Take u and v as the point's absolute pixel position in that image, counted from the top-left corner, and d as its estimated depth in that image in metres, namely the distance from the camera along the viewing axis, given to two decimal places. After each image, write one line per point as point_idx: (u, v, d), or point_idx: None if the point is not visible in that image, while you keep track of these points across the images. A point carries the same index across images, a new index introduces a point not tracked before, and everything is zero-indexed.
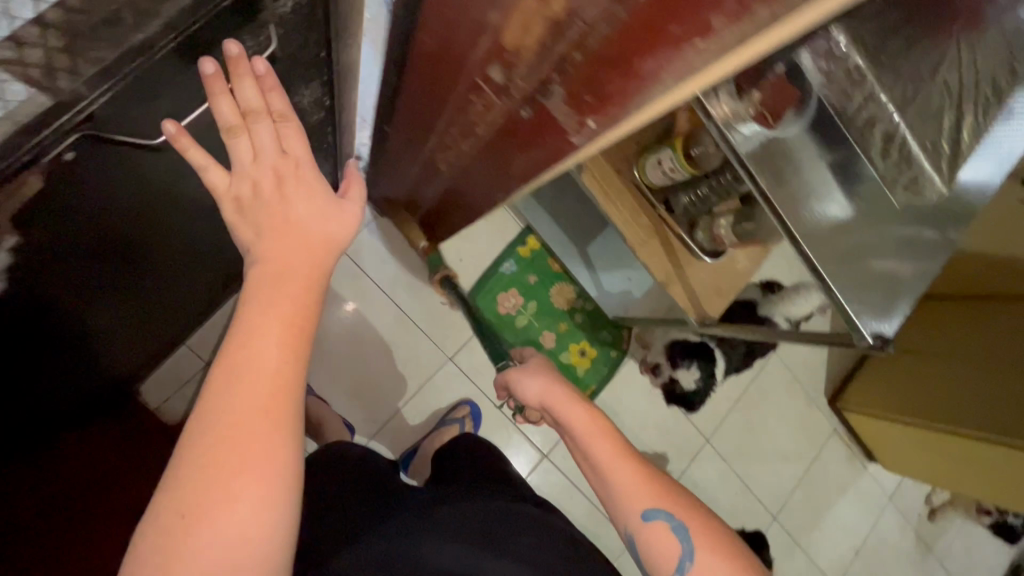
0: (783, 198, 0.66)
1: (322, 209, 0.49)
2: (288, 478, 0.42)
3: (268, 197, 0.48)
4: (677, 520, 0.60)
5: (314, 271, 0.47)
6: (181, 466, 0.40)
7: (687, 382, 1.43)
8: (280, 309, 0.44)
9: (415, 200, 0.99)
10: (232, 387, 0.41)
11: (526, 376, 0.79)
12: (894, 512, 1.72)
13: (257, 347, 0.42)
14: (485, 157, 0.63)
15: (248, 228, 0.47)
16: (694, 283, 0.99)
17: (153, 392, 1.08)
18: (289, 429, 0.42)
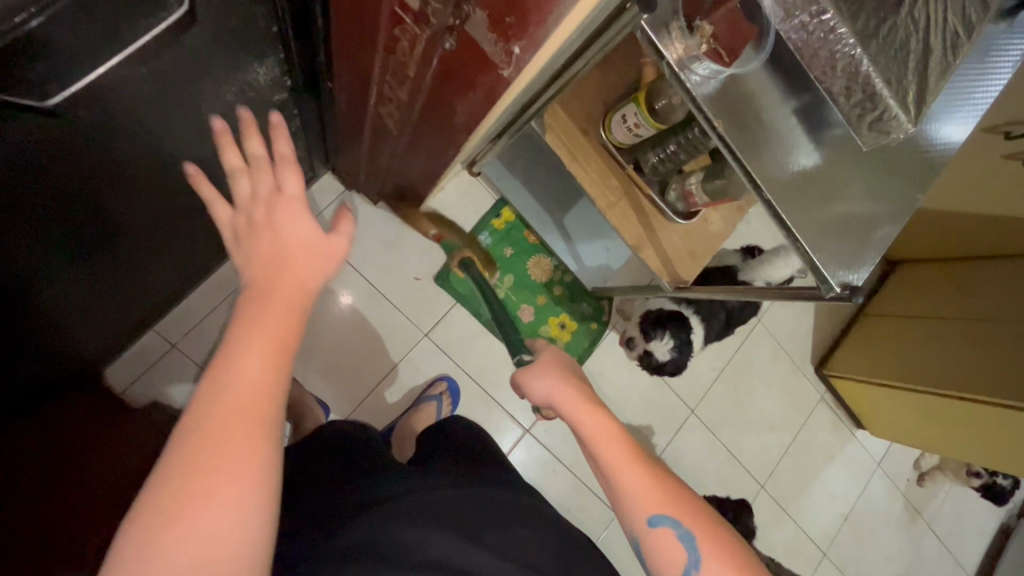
0: (748, 147, 0.63)
1: (308, 235, 0.47)
2: (272, 481, 0.38)
3: (256, 227, 0.47)
4: (685, 528, 0.55)
5: (300, 288, 0.45)
6: (149, 497, 0.35)
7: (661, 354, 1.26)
8: (269, 310, 0.42)
9: (375, 169, 0.96)
10: (215, 384, 0.38)
11: (535, 377, 0.72)
12: (882, 477, 1.72)
13: (237, 358, 0.39)
14: (429, 109, 0.60)
15: (242, 258, 0.47)
16: (666, 246, 0.96)
17: (119, 375, 1.05)
18: (273, 428, 0.39)
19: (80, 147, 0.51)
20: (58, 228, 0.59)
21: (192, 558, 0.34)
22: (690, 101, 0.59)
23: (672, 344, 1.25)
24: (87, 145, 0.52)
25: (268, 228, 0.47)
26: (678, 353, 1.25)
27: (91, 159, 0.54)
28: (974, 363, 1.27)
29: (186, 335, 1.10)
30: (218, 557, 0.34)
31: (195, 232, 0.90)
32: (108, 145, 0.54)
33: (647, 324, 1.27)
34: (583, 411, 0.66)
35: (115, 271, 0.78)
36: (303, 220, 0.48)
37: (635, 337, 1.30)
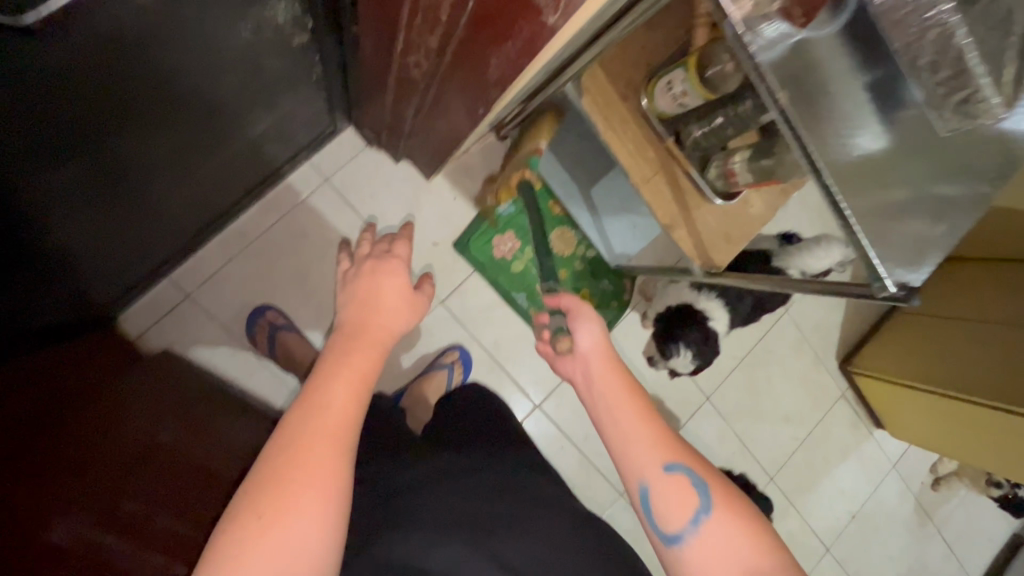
0: (810, 122, 0.57)
1: (394, 300, 0.76)
2: (348, 476, 0.50)
3: (363, 277, 0.80)
4: (698, 476, 0.61)
5: (380, 337, 0.68)
6: (260, 475, 0.48)
7: (684, 365, 1.25)
8: (351, 365, 0.59)
9: (398, 126, 0.91)
10: (310, 414, 0.52)
11: (580, 326, 0.77)
12: (897, 479, 1.68)
13: (329, 385, 0.56)
14: (459, 60, 0.55)
15: (347, 297, 0.78)
16: (701, 228, 0.90)
17: (131, 322, 1.04)
18: (349, 450, 0.52)
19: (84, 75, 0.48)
20: (64, 156, 0.56)
21: (291, 525, 0.45)
22: (750, 68, 0.53)
23: (691, 355, 1.23)
24: (88, 70, 0.48)
25: (371, 284, 0.78)
26: (699, 360, 1.24)
27: (93, 86, 0.50)
28: (986, 367, 1.24)
29: (201, 286, 1.08)
30: (311, 526, 0.46)
31: (207, 175, 0.86)
32: (116, 72, 0.51)
33: (662, 345, 1.25)
34: (605, 371, 0.71)
35: (126, 210, 0.76)
36: (398, 268, 0.82)
37: (654, 356, 1.31)
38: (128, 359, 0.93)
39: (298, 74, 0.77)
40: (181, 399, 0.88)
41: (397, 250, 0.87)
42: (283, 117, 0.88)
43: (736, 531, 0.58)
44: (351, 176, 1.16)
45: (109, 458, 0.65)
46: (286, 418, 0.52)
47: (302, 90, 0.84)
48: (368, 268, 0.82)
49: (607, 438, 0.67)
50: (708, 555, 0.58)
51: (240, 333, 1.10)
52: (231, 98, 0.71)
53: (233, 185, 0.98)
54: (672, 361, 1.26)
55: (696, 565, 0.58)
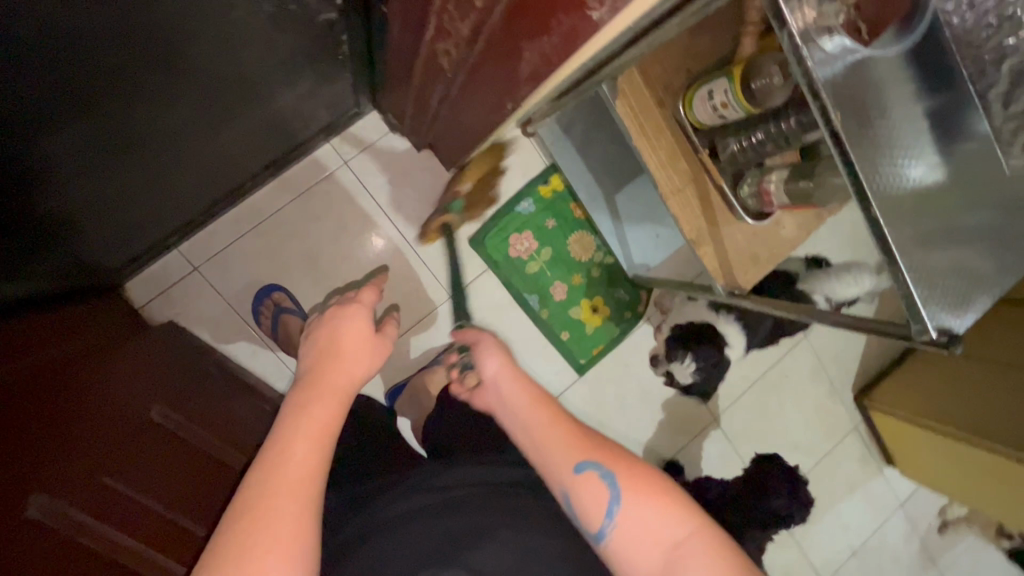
0: (860, 150, 0.53)
1: (361, 340, 0.63)
2: (311, 540, 0.48)
3: (320, 326, 0.65)
4: (605, 468, 0.61)
5: (346, 382, 0.59)
6: (219, 549, 0.46)
7: (682, 376, 1.29)
8: (313, 416, 0.55)
9: (421, 114, 0.89)
10: (271, 475, 0.50)
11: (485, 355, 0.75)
12: (902, 519, 1.62)
13: (287, 443, 0.52)
14: (489, 51, 0.52)
15: (306, 348, 0.64)
16: (727, 246, 0.86)
17: (138, 290, 1.04)
18: (315, 506, 0.50)
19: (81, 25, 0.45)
20: (61, 118, 0.54)
21: None
22: (805, 83, 0.49)
23: (694, 368, 1.27)
24: (78, 18, 0.44)
25: (331, 332, 0.63)
26: (699, 377, 1.29)
27: (88, 45, 0.48)
28: (996, 409, 1.21)
29: (209, 260, 1.07)
30: None
31: (220, 150, 0.85)
32: (115, 25, 0.48)
33: (672, 346, 1.28)
34: (511, 386, 0.71)
35: (130, 181, 0.74)
36: (363, 312, 0.65)
37: (659, 355, 1.31)
38: (127, 330, 0.91)
39: (324, 51, 0.75)
40: (179, 375, 0.87)
41: (364, 295, 0.68)
42: (305, 95, 0.85)
43: (650, 512, 0.58)
44: (370, 161, 1.14)
45: (101, 433, 0.64)
46: (243, 484, 0.50)
47: (326, 69, 0.81)
48: (328, 312, 0.66)
49: (523, 447, 0.67)
50: (633, 541, 0.57)
51: (245, 309, 1.09)
52: (251, 70, 0.69)
53: (249, 159, 0.95)
54: (673, 366, 1.29)
55: (625, 556, 0.57)
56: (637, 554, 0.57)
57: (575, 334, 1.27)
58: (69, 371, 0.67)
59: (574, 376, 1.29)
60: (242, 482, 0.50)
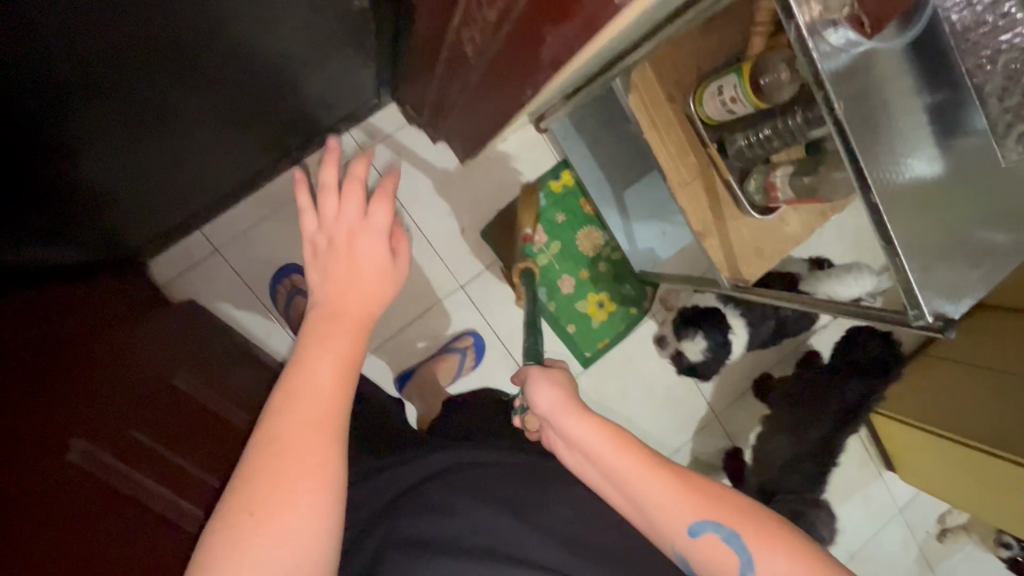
0: (874, 137, 0.56)
1: (381, 269, 0.54)
2: (339, 473, 0.47)
3: (336, 253, 0.53)
4: (727, 529, 0.57)
5: (366, 308, 0.52)
6: (248, 479, 0.45)
7: (692, 354, 1.27)
8: (337, 343, 0.50)
9: (441, 104, 0.91)
10: (292, 407, 0.47)
11: (539, 386, 0.68)
12: (901, 525, 1.62)
13: (309, 373, 0.48)
14: (513, 34, 0.54)
15: (316, 275, 0.53)
16: (733, 241, 0.89)
17: (162, 268, 1.08)
18: (343, 440, 0.48)
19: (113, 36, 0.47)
20: (79, 99, 0.56)
21: (279, 544, 0.43)
22: (810, 75, 0.52)
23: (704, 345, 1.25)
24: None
25: (350, 259, 0.53)
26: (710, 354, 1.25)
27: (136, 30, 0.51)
28: (991, 410, 1.20)
29: (230, 241, 1.11)
30: (302, 535, 0.44)
31: (245, 134, 0.87)
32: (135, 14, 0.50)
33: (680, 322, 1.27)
34: (567, 415, 0.64)
35: (161, 158, 0.78)
36: (379, 232, 0.54)
37: (666, 334, 1.31)
38: (151, 301, 0.96)
39: (349, 39, 0.78)
40: (199, 348, 0.90)
41: (378, 213, 0.54)
42: (327, 82, 0.88)
43: None
44: (388, 151, 1.17)
45: (117, 393, 0.66)
46: (264, 414, 0.48)
47: (350, 58, 0.84)
48: (339, 239, 0.53)
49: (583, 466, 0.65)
50: None
51: (261, 292, 1.12)
52: (282, 54, 0.71)
53: (268, 146, 0.98)
54: (683, 345, 1.27)
55: None
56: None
57: (581, 327, 1.30)
58: (84, 340, 0.70)
59: (580, 369, 1.32)
60: (264, 410, 0.48)
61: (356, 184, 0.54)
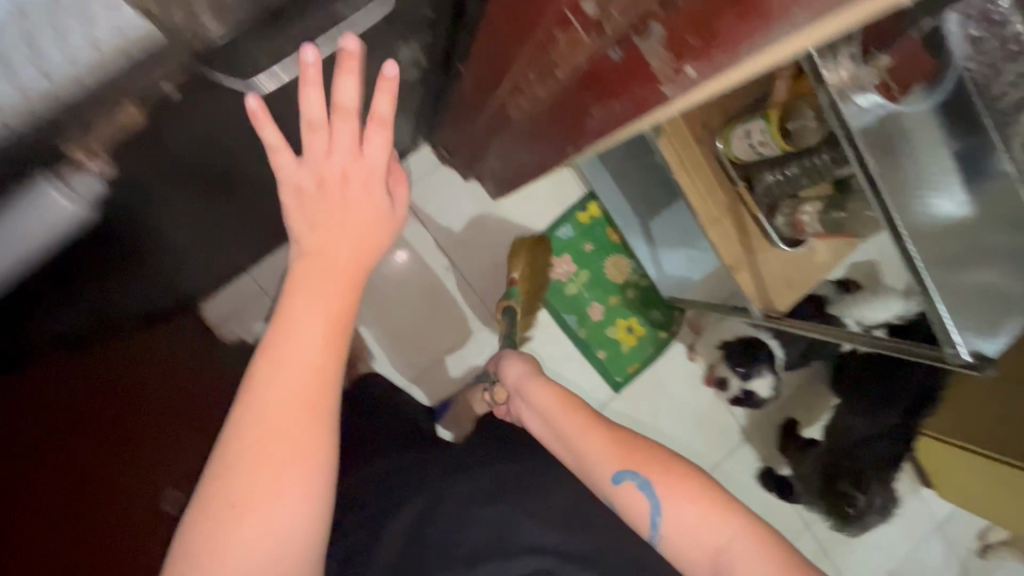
0: (892, 181, 0.58)
1: (374, 213, 0.50)
2: (327, 450, 0.46)
3: (328, 194, 0.49)
4: (642, 477, 0.62)
5: (354, 263, 0.49)
6: (230, 459, 0.44)
7: (762, 391, 1.28)
8: (321, 308, 0.47)
9: (478, 151, 0.96)
10: (273, 383, 0.45)
11: (507, 362, 0.84)
12: (939, 541, 1.60)
13: (290, 345, 0.45)
14: (559, 106, 0.57)
15: (301, 220, 0.49)
16: (764, 272, 0.92)
17: (214, 312, 1.14)
18: (331, 414, 0.47)
19: (203, 139, 0.52)
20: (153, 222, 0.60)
21: (268, 523, 0.44)
22: (840, 130, 0.54)
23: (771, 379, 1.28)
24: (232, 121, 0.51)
25: (343, 203, 0.49)
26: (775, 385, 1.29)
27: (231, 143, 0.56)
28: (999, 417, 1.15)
29: (276, 283, 1.16)
30: (291, 512, 0.45)
31: None
32: None
33: (736, 361, 1.28)
34: (528, 386, 0.78)
35: (231, 226, 0.82)
36: (380, 173, 0.50)
37: (726, 376, 1.31)
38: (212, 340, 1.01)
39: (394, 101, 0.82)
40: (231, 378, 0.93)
41: (374, 148, 0.49)
42: None
43: None
44: (423, 193, 1.22)
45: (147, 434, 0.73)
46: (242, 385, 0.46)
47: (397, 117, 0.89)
48: (338, 175, 0.49)
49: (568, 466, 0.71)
50: (686, 545, 0.59)
51: None
52: None
53: None
54: (750, 384, 1.28)
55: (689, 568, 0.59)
56: (687, 555, 0.59)
57: (611, 353, 1.33)
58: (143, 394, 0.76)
59: (610, 394, 1.34)
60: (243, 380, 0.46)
61: (347, 114, 0.47)
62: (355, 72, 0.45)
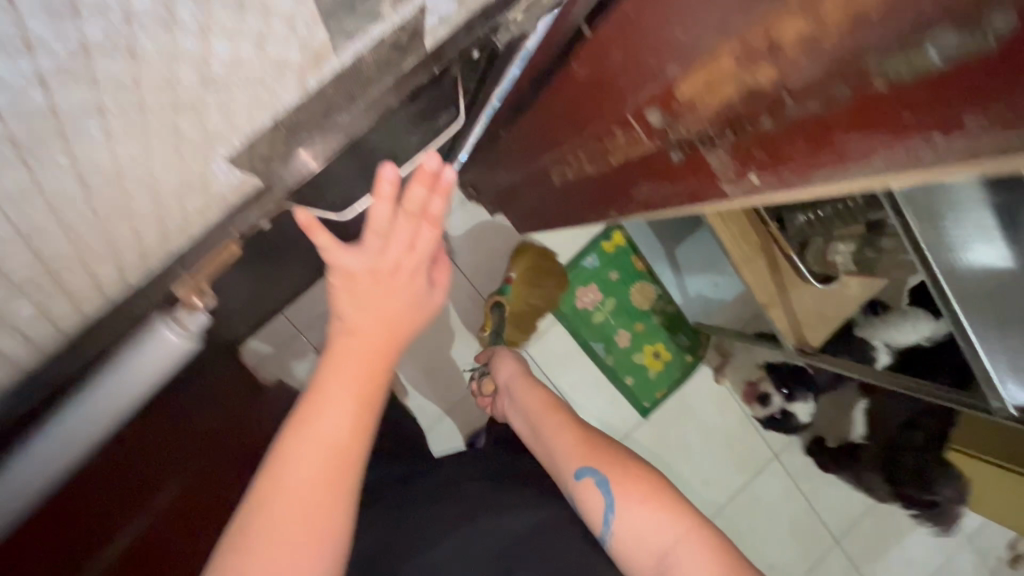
0: (934, 242, 0.60)
1: (415, 296, 0.51)
2: (343, 531, 0.46)
3: (380, 287, 0.48)
4: (602, 476, 0.62)
5: (387, 344, 0.49)
6: (247, 538, 0.42)
7: (803, 416, 1.28)
8: (354, 388, 0.47)
9: (508, 196, 0.97)
10: (301, 462, 0.44)
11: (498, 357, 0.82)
12: (971, 552, 1.59)
13: (322, 423, 0.45)
14: (605, 180, 0.58)
15: (346, 303, 0.48)
16: (797, 308, 0.94)
17: (253, 353, 1.16)
18: (350, 496, 0.46)
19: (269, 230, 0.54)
20: None
21: None
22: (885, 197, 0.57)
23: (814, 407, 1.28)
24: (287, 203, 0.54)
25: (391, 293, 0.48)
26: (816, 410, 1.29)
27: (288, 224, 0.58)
28: None
29: (310, 322, 1.19)
30: None
31: None
32: None
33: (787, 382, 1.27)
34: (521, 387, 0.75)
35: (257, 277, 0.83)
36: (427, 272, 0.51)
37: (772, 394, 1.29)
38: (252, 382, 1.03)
39: None
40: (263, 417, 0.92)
41: (426, 240, 0.49)
42: None
43: None
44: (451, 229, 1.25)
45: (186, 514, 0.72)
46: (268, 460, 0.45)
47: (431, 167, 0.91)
48: (395, 270, 0.48)
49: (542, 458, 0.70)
50: (629, 543, 0.59)
51: None
52: None
53: None
54: (793, 407, 1.28)
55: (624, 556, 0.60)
56: (636, 560, 0.59)
57: (638, 379, 1.35)
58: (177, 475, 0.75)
59: (638, 419, 1.35)
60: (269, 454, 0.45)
61: (410, 213, 0.48)
62: (422, 178, 0.47)
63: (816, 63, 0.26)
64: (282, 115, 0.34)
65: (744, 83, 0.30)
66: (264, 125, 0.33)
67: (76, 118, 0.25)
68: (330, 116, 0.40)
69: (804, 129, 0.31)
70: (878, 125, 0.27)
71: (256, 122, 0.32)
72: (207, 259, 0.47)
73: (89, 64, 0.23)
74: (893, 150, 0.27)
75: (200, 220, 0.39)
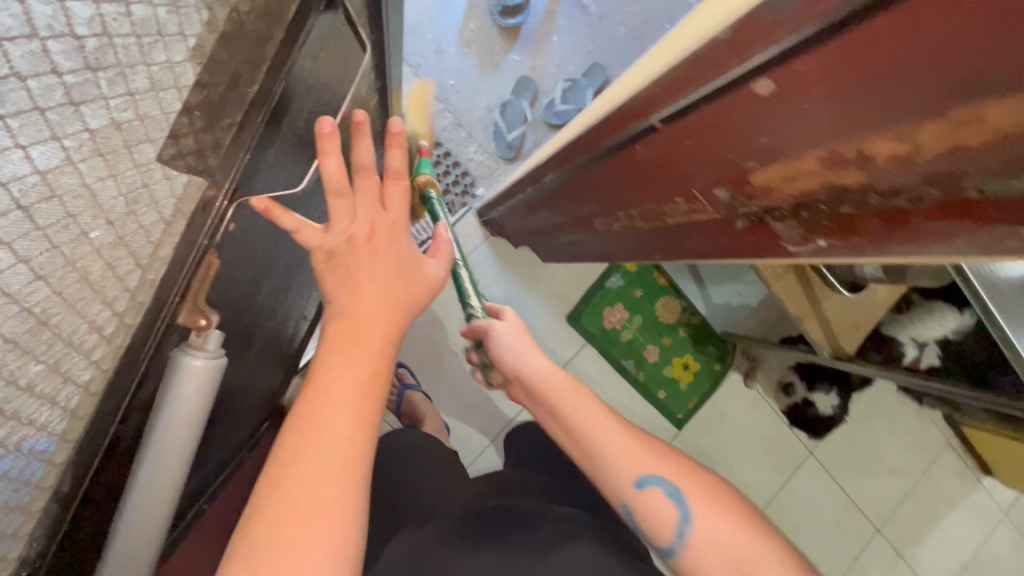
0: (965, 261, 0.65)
1: (405, 268, 0.53)
2: (356, 522, 0.42)
3: (359, 248, 0.50)
4: (671, 485, 0.57)
5: (389, 330, 0.49)
6: (251, 531, 0.40)
7: (823, 406, 1.41)
8: (355, 368, 0.45)
9: (533, 234, 1.00)
10: (302, 446, 0.42)
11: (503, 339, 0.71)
12: (1007, 527, 1.61)
13: (323, 405, 0.43)
14: (657, 234, 0.61)
15: (341, 287, 0.49)
16: (831, 318, 0.97)
17: None
18: (361, 482, 0.43)
19: None
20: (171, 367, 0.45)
21: None
22: None
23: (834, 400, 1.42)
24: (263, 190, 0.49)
25: (375, 258, 0.50)
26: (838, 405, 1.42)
27: None
28: None
29: None
30: None
31: None
32: None
33: (817, 378, 1.39)
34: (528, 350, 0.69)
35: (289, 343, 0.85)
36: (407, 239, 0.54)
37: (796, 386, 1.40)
38: None
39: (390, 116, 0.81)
40: None
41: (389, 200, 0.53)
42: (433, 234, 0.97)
43: None
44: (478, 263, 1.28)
45: None
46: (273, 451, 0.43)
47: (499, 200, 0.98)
48: (368, 241, 0.50)
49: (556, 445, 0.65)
50: (705, 556, 0.54)
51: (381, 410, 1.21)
52: None
53: None
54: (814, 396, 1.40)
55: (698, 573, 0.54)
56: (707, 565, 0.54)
57: (671, 392, 1.37)
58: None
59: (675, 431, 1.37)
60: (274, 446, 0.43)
61: (365, 170, 0.51)
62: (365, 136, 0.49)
63: (911, 175, 0.29)
64: (185, 95, 0.36)
65: (835, 182, 0.33)
66: (174, 107, 0.35)
67: (26, 117, 0.27)
68: (238, 92, 0.41)
69: (881, 212, 0.34)
70: (963, 216, 0.29)
71: (163, 101, 0.34)
72: (197, 277, 0.43)
73: (11, 56, 0.25)
74: (971, 237, 0.30)
75: (170, 238, 0.39)
